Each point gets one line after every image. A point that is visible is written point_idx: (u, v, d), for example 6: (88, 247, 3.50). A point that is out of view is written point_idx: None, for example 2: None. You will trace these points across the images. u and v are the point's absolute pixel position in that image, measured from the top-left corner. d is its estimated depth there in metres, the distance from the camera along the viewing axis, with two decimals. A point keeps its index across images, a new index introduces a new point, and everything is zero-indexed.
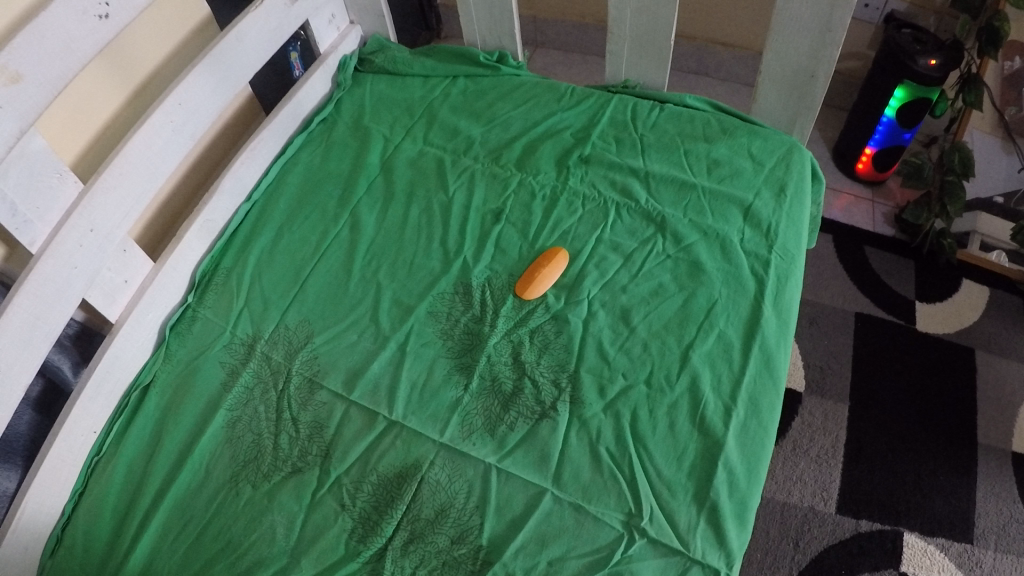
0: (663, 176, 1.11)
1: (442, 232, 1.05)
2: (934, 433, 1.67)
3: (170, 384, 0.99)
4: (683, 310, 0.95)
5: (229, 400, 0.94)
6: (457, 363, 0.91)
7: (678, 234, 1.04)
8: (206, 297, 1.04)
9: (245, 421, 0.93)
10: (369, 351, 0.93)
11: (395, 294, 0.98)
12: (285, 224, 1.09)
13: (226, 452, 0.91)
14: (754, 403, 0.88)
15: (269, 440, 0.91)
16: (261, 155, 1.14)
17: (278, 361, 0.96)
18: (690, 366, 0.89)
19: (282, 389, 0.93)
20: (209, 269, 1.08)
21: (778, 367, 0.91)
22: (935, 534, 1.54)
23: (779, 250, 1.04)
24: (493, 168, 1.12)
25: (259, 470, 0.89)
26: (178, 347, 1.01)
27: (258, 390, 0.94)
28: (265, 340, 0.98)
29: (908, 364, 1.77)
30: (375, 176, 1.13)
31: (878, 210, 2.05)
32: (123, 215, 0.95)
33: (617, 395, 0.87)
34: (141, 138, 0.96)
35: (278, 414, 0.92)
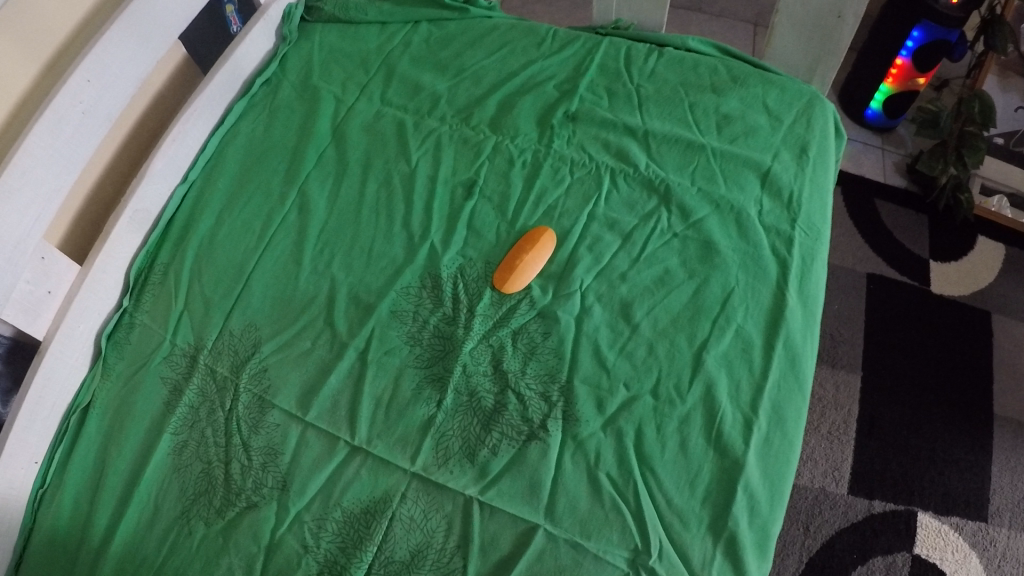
0: (666, 136, 0.95)
1: (404, 212, 0.87)
2: (949, 406, 1.57)
3: (112, 404, 0.84)
4: (694, 301, 0.80)
5: (173, 422, 0.81)
6: (426, 374, 0.76)
7: (686, 207, 0.87)
8: (143, 298, 0.89)
9: (193, 447, 0.79)
10: (324, 362, 0.78)
11: (353, 288, 0.82)
12: (224, 209, 0.92)
13: (175, 483, 0.78)
14: (777, 413, 0.76)
15: (219, 470, 0.78)
16: (195, 130, 0.96)
17: (223, 375, 0.81)
18: (703, 372, 0.75)
19: (230, 409, 0.79)
20: (145, 266, 0.92)
21: (804, 368, 0.79)
22: (949, 513, 1.47)
23: (804, 224, 0.89)
24: (464, 131, 0.95)
25: (211, 504, 0.76)
26: (116, 361, 0.86)
27: (204, 410, 0.80)
28: (208, 351, 0.83)
29: (925, 331, 1.64)
30: (326, 144, 0.95)
31: (887, 158, 1.87)
32: (35, 218, 0.78)
33: (618, 409, 0.73)
34: (46, 124, 0.78)
35: (226, 439, 0.78)
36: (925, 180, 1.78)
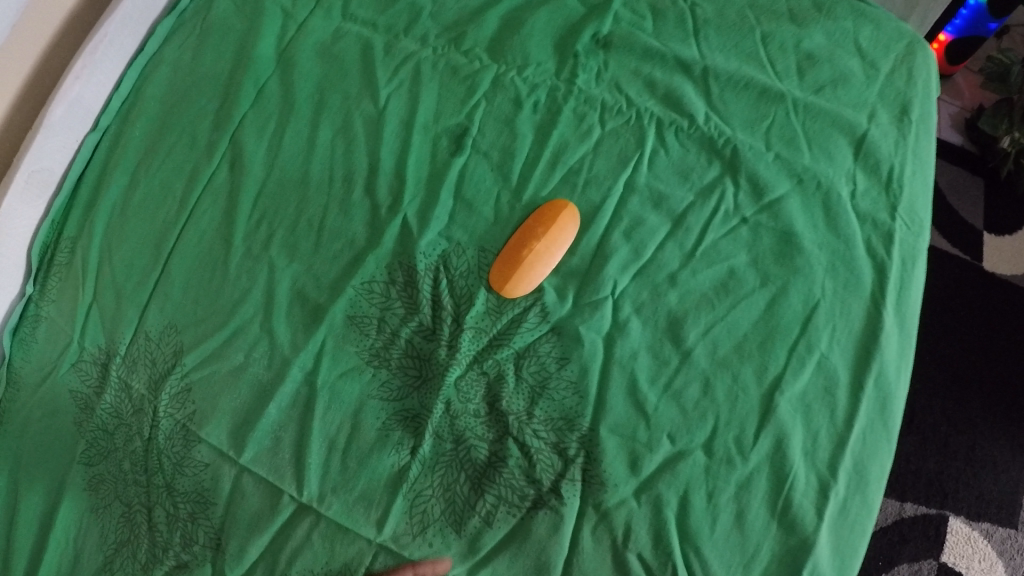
0: (731, 78, 0.71)
1: (368, 171, 0.63)
2: (1003, 387, 1.19)
3: (21, 420, 0.64)
4: (766, 319, 0.59)
5: (84, 449, 0.62)
6: (394, 414, 0.56)
7: (759, 182, 0.64)
8: (49, 285, 0.66)
9: (110, 483, 0.61)
10: (260, 384, 0.57)
11: (297, 281, 0.59)
12: (139, 166, 0.68)
13: (93, 527, 0.61)
14: (861, 474, 0.57)
15: (142, 515, 0.60)
16: (106, 61, 0.72)
17: (140, 392, 0.60)
18: (774, 420, 0.56)
19: (149, 438, 0.59)
20: (51, 241, 0.69)
21: (896, 412, 0.59)
22: (980, 518, 1.12)
23: (905, 212, 0.67)
24: (454, 58, 0.69)
25: (136, 559, 0.59)
26: (22, 364, 0.65)
27: (120, 437, 0.61)
28: (121, 360, 0.61)
29: (992, 297, 1.24)
30: (268, 74, 0.68)
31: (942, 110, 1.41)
32: None
33: (657, 469, 0.54)
34: None
35: (148, 476, 0.59)
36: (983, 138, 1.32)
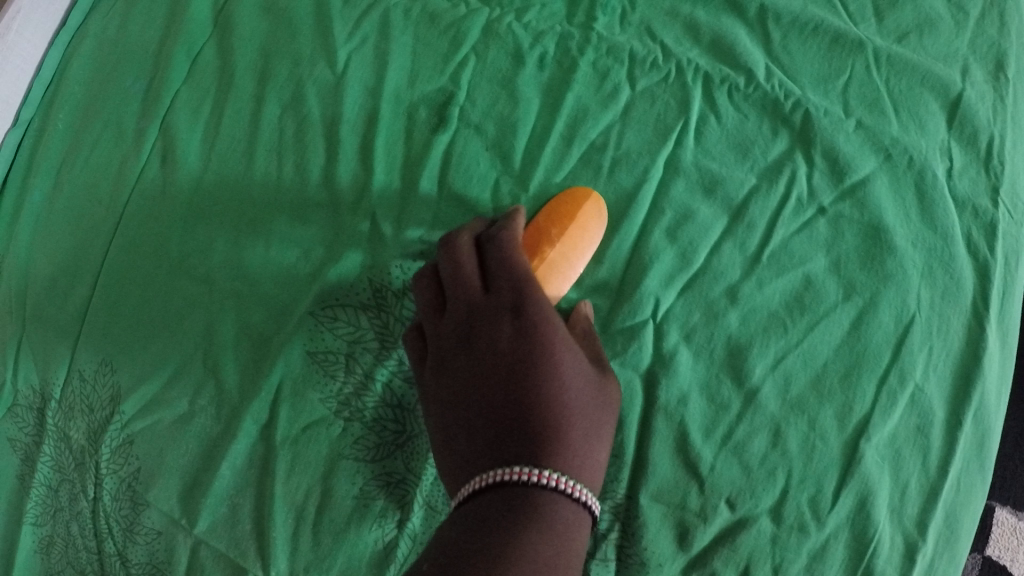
0: (796, 21, 0.55)
1: (328, 156, 0.50)
2: None
3: None
4: (850, 344, 0.46)
5: (30, 510, 0.52)
6: (369, 480, 0.44)
7: (838, 160, 0.50)
8: None
9: (61, 546, 0.52)
10: (208, 437, 0.46)
11: (245, 305, 0.47)
12: (65, 161, 0.54)
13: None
14: (950, 526, 0.47)
15: None
16: (21, 40, 0.57)
17: (81, 442, 0.49)
18: (858, 475, 0.44)
19: (94, 498, 0.48)
20: None
21: (992, 450, 0.48)
22: None
23: (1010, 195, 0.53)
24: (433, 2, 0.54)
25: None
26: None
27: (65, 496, 0.50)
28: (55, 407, 0.49)
29: None
30: (203, 37, 0.55)
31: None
32: None
33: (711, 542, 0.42)
34: None
35: (98, 542, 0.49)
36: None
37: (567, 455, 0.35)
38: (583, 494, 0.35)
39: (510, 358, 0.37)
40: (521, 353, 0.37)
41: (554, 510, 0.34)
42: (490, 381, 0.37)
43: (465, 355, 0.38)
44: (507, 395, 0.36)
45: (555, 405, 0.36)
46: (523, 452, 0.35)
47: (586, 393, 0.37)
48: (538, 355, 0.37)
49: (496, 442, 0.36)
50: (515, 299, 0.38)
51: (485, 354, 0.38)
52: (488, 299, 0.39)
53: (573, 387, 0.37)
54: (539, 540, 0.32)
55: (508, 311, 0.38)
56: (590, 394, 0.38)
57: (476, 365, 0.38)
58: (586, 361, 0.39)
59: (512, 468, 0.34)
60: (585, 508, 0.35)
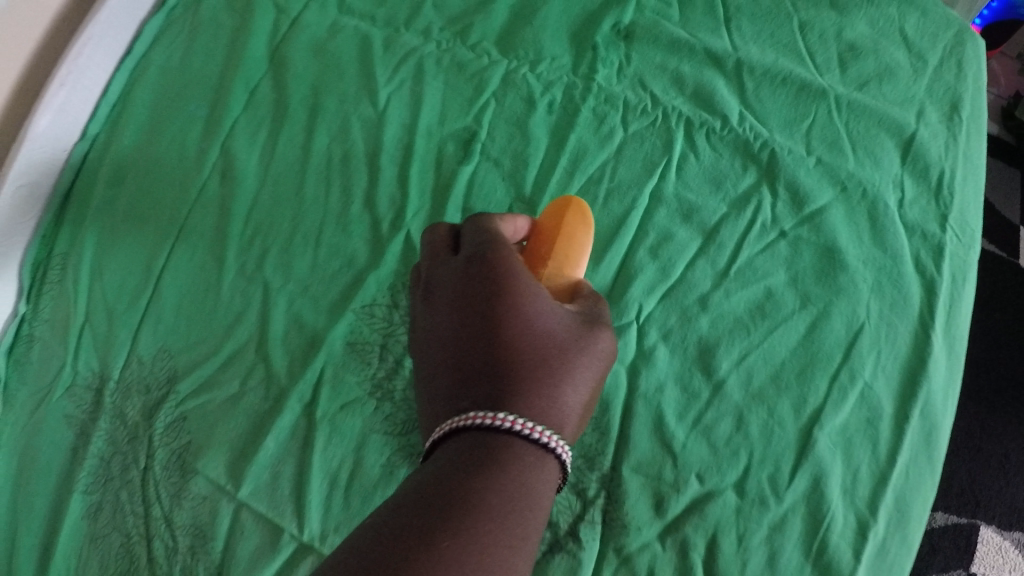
0: (767, 72, 0.67)
1: (367, 176, 0.59)
2: None
3: (18, 447, 0.56)
4: (806, 346, 0.54)
5: (82, 478, 0.54)
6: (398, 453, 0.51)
7: (798, 191, 0.60)
8: (41, 305, 0.59)
9: (110, 513, 0.53)
10: (257, 413, 0.53)
11: (294, 301, 0.55)
12: (129, 174, 0.62)
13: (92, 559, 0.52)
14: (901, 511, 0.52)
15: (141, 549, 0.52)
16: (91, 64, 0.65)
17: (135, 419, 0.55)
18: (811, 458, 0.51)
19: (145, 468, 0.54)
20: (42, 258, 0.61)
21: (941, 444, 0.54)
22: (1012, 528, 1.02)
23: (956, 223, 0.62)
24: (460, 52, 0.65)
25: None
26: (16, 390, 0.58)
27: (116, 466, 0.54)
28: (114, 385, 0.56)
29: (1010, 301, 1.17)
30: (259, 73, 0.64)
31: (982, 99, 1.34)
32: None
33: (685, 511, 0.49)
34: None
35: (146, 506, 0.53)
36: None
37: (526, 399, 0.37)
38: (544, 438, 0.36)
39: (477, 316, 0.41)
40: (487, 311, 0.41)
41: (513, 450, 0.35)
42: (461, 340, 0.41)
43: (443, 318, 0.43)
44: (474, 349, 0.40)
45: (516, 355, 0.39)
46: (484, 396, 0.37)
47: (552, 345, 0.39)
48: (502, 312, 0.40)
49: (462, 393, 0.38)
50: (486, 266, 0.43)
51: (457, 316, 0.42)
52: (462, 268, 0.44)
53: (538, 340, 0.40)
54: (496, 474, 0.34)
55: (477, 274, 0.43)
56: (559, 346, 0.40)
57: (449, 323, 0.42)
58: (555, 315, 0.41)
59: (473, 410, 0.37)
60: (548, 452, 0.36)
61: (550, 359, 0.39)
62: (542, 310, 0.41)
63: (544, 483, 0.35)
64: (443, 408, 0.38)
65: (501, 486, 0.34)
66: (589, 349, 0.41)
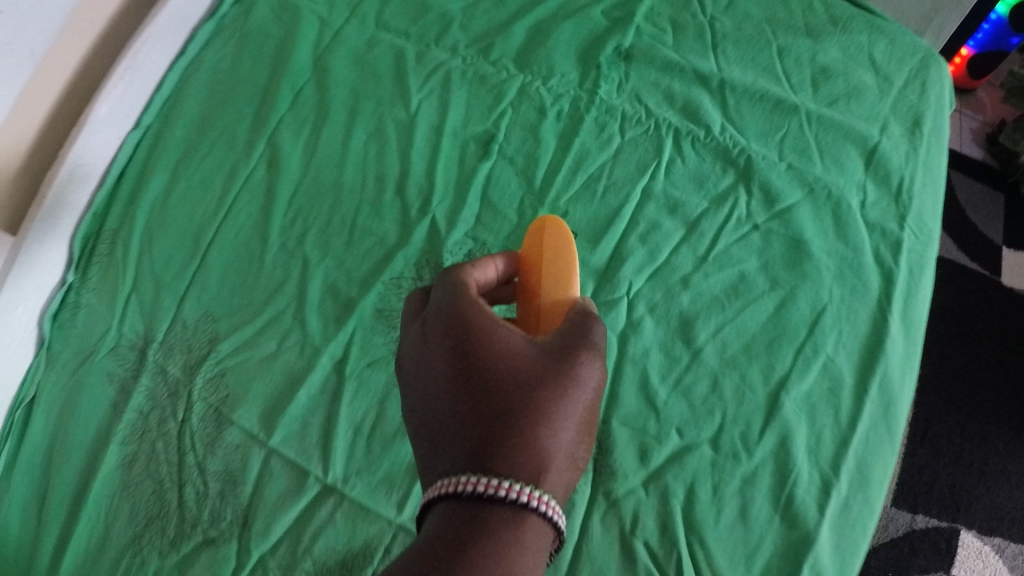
0: (747, 90, 0.75)
1: (399, 171, 0.68)
2: (1008, 411, 1.24)
3: (59, 402, 0.63)
4: (774, 322, 0.61)
5: (120, 430, 0.61)
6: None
7: (770, 189, 0.68)
8: (90, 275, 0.67)
9: (143, 463, 0.60)
10: (292, 370, 0.60)
11: (330, 275, 0.63)
12: (180, 162, 0.70)
13: (124, 505, 0.59)
14: (863, 475, 0.58)
15: (173, 494, 0.59)
16: (148, 64, 0.74)
17: (175, 377, 0.62)
18: (778, 419, 0.58)
19: (183, 420, 0.61)
20: (92, 233, 0.69)
21: (901, 415, 0.60)
22: (993, 533, 1.15)
23: (913, 224, 0.70)
24: (482, 67, 0.74)
25: (164, 534, 0.58)
26: (61, 350, 0.65)
27: (155, 418, 0.61)
28: (158, 345, 0.63)
29: (994, 329, 1.30)
30: (304, 79, 0.73)
31: (965, 124, 1.50)
32: None
33: (666, 461, 0.57)
34: None
35: (180, 455, 0.60)
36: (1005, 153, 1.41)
37: (505, 453, 0.40)
38: (522, 497, 0.39)
39: (455, 377, 0.44)
40: (462, 373, 0.44)
41: (494, 514, 0.38)
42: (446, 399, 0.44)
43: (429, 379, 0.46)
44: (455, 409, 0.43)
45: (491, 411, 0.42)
46: (469, 458, 0.41)
47: (524, 395, 0.42)
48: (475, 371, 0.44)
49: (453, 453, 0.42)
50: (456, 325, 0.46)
51: (440, 377, 0.45)
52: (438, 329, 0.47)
53: (510, 394, 0.42)
54: (478, 541, 0.37)
55: (450, 336, 0.46)
56: (532, 395, 0.42)
57: (434, 384, 0.46)
58: (524, 363, 0.44)
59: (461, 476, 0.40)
60: (527, 509, 0.39)
61: (516, 406, 0.42)
62: (504, 359, 0.44)
63: (527, 539, 0.38)
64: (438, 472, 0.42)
65: (479, 558, 0.37)
66: (562, 382, 0.43)
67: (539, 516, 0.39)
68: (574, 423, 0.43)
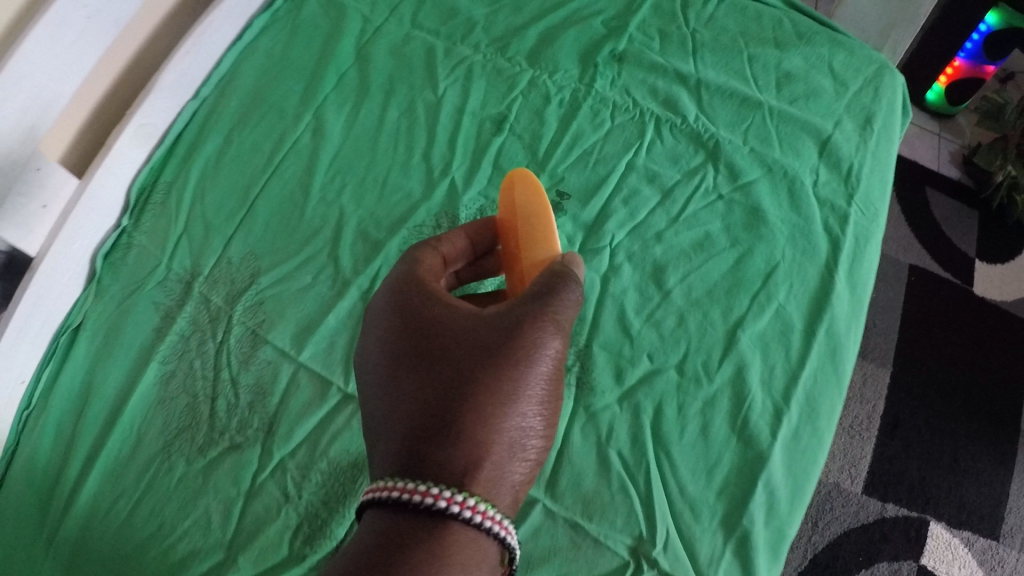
0: (719, 89, 0.87)
1: (425, 144, 0.80)
2: (977, 413, 1.36)
3: (104, 327, 0.74)
4: (734, 273, 0.72)
5: (161, 351, 0.72)
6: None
7: (735, 167, 0.79)
8: (143, 219, 0.79)
9: (180, 379, 0.71)
10: (324, 299, 0.72)
11: (362, 223, 0.75)
12: (234, 127, 0.83)
13: (158, 416, 0.69)
14: (811, 407, 0.67)
15: (205, 406, 0.69)
16: (212, 46, 0.86)
17: (218, 305, 0.73)
18: (735, 352, 0.68)
19: (221, 340, 0.71)
20: (147, 184, 0.81)
21: (846, 359, 0.69)
22: (961, 526, 1.26)
23: (861, 202, 0.79)
24: (499, 62, 0.87)
25: (193, 442, 0.68)
26: (110, 282, 0.76)
27: (195, 341, 0.72)
28: (204, 278, 0.74)
29: (965, 336, 1.42)
30: (347, 64, 0.86)
31: (943, 147, 1.64)
32: (29, 127, 0.69)
33: (637, 382, 0.67)
34: (48, 23, 0.67)
35: (215, 372, 0.70)
36: (981, 172, 1.56)
37: (432, 454, 0.47)
38: (446, 509, 0.45)
39: (399, 380, 0.51)
40: (405, 377, 0.51)
41: (420, 523, 0.45)
42: (389, 401, 0.51)
43: (379, 379, 0.53)
44: (396, 408, 0.50)
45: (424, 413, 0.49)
46: (402, 457, 0.47)
47: (451, 399, 0.48)
48: (415, 376, 0.51)
49: (391, 450, 0.49)
50: (404, 333, 0.53)
51: (387, 380, 0.52)
52: (391, 333, 0.54)
53: (440, 399, 0.49)
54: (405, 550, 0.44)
55: (398, 343, 0.53)
56: (457, 400, 0.48)
57: (382, 384, 0.52)
58: (455, 369, 0.50)
59: (394, 477, 0.47)
60: (451, 519, 0.44)
61: (436, 409, 0.48)
62: (428, 363, 0.50)
63: (449, 547, 0.44)
64: (379, 466, 0.49)
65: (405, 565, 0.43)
66: (486, 387, 0.49)
67: (460, 526, 0.45)
68: (498, 426, 0.49)
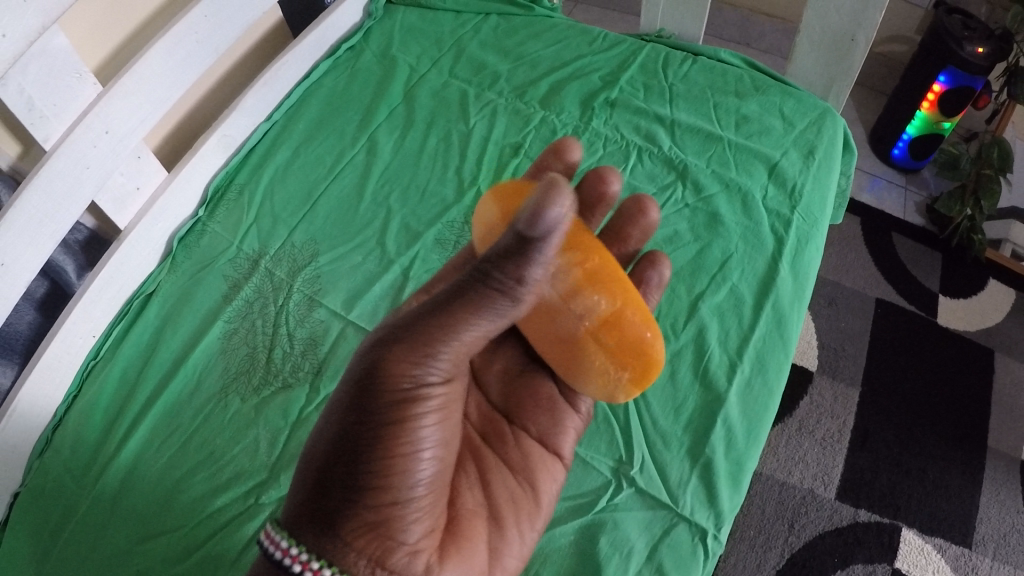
0: (689, 127, 1.08)
1: (458, 162, 1.02)
2: (942, 428, 1.49)
3: (174, 294, 0.93)
4: (696, 260, 0.93)
5: (227, 313, 0.90)
6: None
7: (699, 184, 1.01)
8: (218, 211, 0.99)
9: (241, 334, 0.88)
10: (372, 274, 0.91)
11: (405, 218, 0.96)
12: (302, 144, 1.05)
13: (220, 363, 0.86)
14: (761, 361, 0.84)
15: (263, 354, 0.87)
16: (284, 82, 1.09)
17: (281, 277, 0.92)
18: (696, 319, 0.87)
19: (281, 305, 0.90)
20: (222, 185, 1.02)
21: (790, 328, 0.86)
22: (934, 534, 1.38)
23: (802, 211, 0.98)
24: (517, 104, 1.10)
25: (249, 383, 0.84)
26: (184, 259, 0.96)
27: (257, 305, 0.90)
28: (270, 256, 0.94)
29: (927, 357, 1.58)
30: (396, 103, 1.10)
31: (909, 199, 1.85)
32: (140, 122, 0.90)
33: None
34: (164, 46, 0.90)
35: (274, 329, 0.88)
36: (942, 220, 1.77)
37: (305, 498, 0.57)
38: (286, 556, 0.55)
39: None
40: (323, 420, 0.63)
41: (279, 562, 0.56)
42: None
43: None
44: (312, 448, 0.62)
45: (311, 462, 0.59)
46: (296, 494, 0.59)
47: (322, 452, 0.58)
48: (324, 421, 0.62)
49: None
50: None
51: None
52: None
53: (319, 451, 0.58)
54: None
55: None
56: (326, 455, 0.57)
57: None
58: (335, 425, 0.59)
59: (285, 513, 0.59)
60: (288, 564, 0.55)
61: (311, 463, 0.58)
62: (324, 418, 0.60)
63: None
64: None
65: None
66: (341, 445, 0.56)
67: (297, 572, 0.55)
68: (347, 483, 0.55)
